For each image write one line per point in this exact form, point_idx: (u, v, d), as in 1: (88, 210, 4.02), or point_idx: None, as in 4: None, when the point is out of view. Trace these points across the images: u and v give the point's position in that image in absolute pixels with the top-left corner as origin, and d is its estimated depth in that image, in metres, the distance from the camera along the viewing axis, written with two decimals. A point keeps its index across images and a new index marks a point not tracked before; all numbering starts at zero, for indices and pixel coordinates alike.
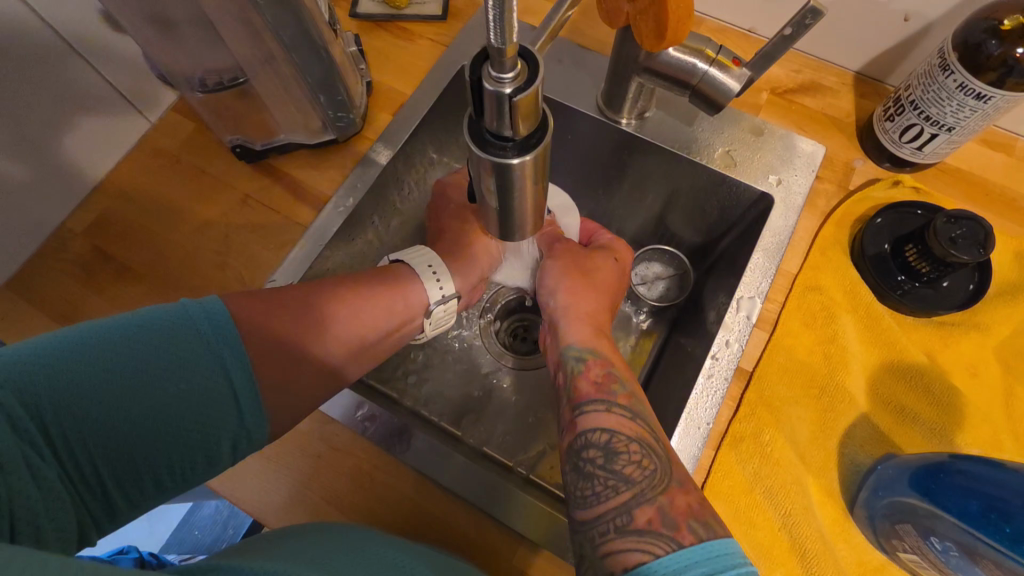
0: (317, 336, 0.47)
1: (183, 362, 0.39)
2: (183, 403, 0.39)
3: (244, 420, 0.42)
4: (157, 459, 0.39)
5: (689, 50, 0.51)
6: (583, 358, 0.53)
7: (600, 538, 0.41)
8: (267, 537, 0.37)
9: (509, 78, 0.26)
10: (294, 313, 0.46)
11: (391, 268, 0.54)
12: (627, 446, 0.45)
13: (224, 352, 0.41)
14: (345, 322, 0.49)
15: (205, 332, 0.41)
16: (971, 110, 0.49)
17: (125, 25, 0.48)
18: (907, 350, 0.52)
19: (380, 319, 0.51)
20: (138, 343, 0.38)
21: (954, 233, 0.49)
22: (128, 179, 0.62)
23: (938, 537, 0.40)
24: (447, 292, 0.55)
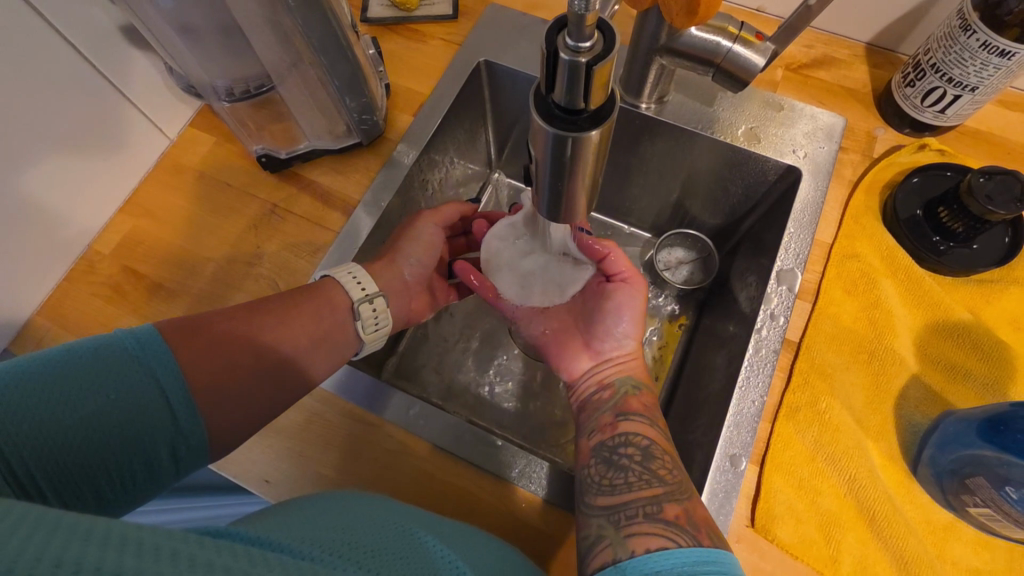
0: (263, 338, 0.47)
1: (114, 373, 0.38)
2: (117, 413, 0.38)
3: (184, 427, 0.41)
4: (96, 469, 0.37)
5: (713, 29, 0.51)
6: (636, 386, 0.53)
7: (625, 521, 0.40)
8: (319, 516, 0.35)
9: (586, 47, 0.26)
10: (214, 342, 0.44)
11: (323, 282, 0.53)
12: (664, 455, 0.45)
13: (158, 366, 0.40)
14: (286, 325, 0.48)
15: (137, 345, 0.39)
16: (995, 67, 0.50)
17: (150, 34, 0.47)
18: (952, 309, 0.53)
19: (324, 321, 0.50)
20: (68, 361, 0.37)
21: (989, 189, 0.49)
22: (152, 197, 0.61)
23: (1015, 487, 0.40)
24: (371, 292, 0.53)
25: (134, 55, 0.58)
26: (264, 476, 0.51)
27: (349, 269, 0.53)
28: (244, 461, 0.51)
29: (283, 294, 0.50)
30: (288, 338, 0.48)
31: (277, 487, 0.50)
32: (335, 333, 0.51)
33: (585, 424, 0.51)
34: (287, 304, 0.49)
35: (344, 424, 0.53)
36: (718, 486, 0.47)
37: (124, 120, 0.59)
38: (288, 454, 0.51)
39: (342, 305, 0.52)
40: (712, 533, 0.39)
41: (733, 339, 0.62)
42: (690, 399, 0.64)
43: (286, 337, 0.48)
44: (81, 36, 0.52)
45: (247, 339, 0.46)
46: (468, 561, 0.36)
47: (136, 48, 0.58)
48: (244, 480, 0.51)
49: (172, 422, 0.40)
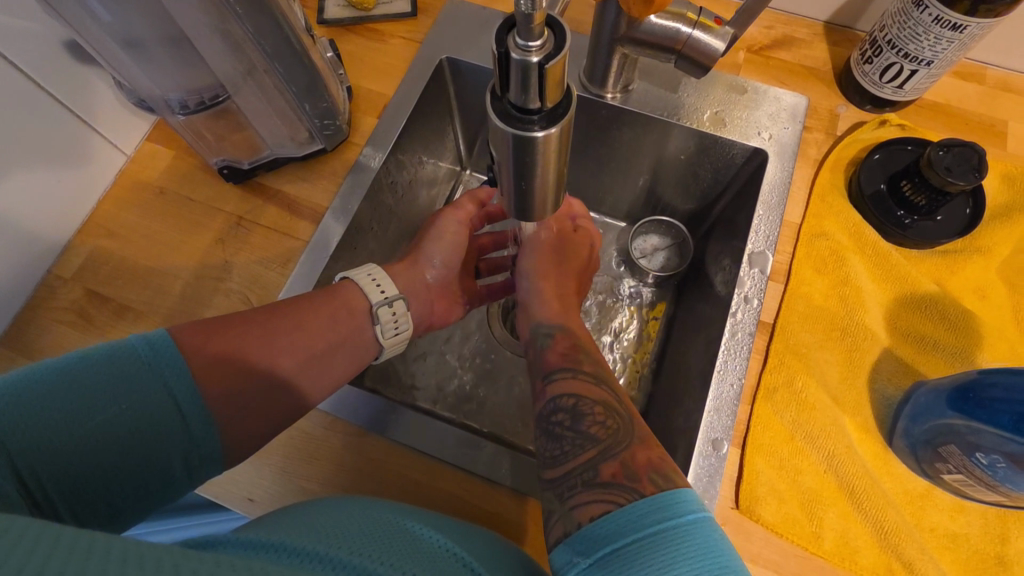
0: (281, 339, 0.46)
1: (127, 380, 0.38)
2: (128, 421, 0.37)
3: (196, 434, 0.40)
4: (108, 480, 0.37)
5: (671, 16, 0.51)
6: (550, 334, 0.56)
7: (568, 492, 0.41)
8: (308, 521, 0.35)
9: (535, 46, 0.26)
10: (231, 339, 0.44)
11: (342, 284, 0.52)
12: (592, 408, 0.46)
13: (170, 374, 0.39)
14: (304, 326, 0.48)
15: (148, 353, 0.39)
16: (948, 41, 0.51)
17: (93, 50, 0.46)
18: (918, 281, 0.54)
19: (342, 324, 0.50)
20: (82, 367, 0.37)
21: (948, 161, 0.50)
22: (113, 217, 0.59)
23: (984, 453, 0.41)
24: (391, 295, 0.53)
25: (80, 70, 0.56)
26: (247, 495, 0.50)
27: (370, 273, 0.53)
28: (226, 482, 0.50)
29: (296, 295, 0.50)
30: (306, 340, 0.47)
31: (262, 505, 0.50)
32: (353, 334, 0.51)
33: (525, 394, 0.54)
34: (307, 305, 0.49)
35: (326, 435, 0.52)
36: (702, 471, 0.48)
37: (76, 138, 0.57)
38: (271, 471, 0.50)
39: (362, 309, 0.52)
40: (654, 475, 0.39)
41: (710, 323, 0.62)
42: (673, 385, 0.65)
43: (305, 338, 0.47)
44: (22, 54, 0.50)
45: (265, 341, 0.46)
46: (478, 556, 0.37)
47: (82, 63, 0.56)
48: (228, 500, 0.50)
49: (185, 430, 0.40)
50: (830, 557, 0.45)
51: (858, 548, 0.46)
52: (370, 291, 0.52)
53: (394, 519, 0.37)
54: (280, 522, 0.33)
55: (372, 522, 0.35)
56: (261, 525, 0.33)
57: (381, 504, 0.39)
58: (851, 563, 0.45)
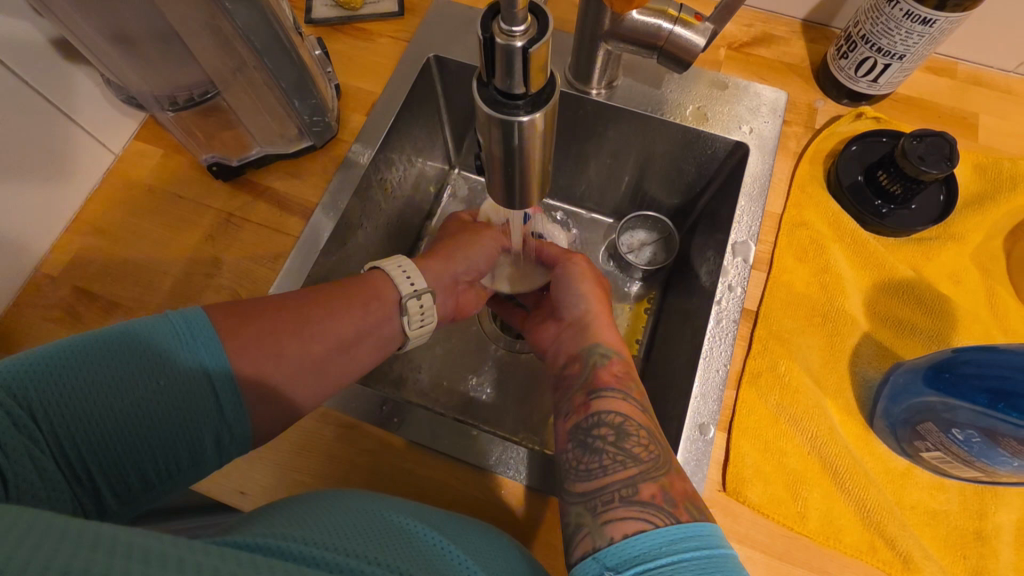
0: (314, 326, 0.45)
1: (166, 359, 0.39)
2: (165, 400, 0.38)
3: (228, 415, 0.41)
4: (144, 456, 0.38)
5: (653, 13, 0.52)
6: (607, 355, 0.52)
7: (602, 506, 0.41)
8: (302, 510, 0.35)
9: (519, 31, 0.27)
10: (265, 330, 0.43)
11: (374, 274, 0.51)
12: (637, 430, 0.45)
13: (204, 353, 0.40)
14: (336, 314, 0.46)
15: (188, 335, 0.40)
16: (919, 35, 0.53)
17: (82, 46, 0.46)
18: (896, 268, 0.55)
19: (374, 312, 0.49)
20: (124, 344, 0.38)
21: (921, 150, 0.52)
22: (101, 215, 0.59)
23: (960, 428, 0.42)
24: (420, 288, 0.51)
25: (68, 68, 0.56)
26: (239, 488, 0.50)
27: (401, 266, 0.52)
28: (217, 475, 0.50)
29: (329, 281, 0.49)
30: (338, 328, 0.46)
31: (253, 498, 0.50)
32: (384, 326, 0.49)
33: (560, 405, 0.51)
34: (341, 294, 0.48)
35: (317, 428, 0.52)
36: (690, 455, 0.49)
37: (65, 136, 0.57)
38: (262, 464, 0.51)
39: (388, 300, 0.50)
40: (689, 503, 0.40)
41: (696, 314, 0.63)
42: (661, 375, 0.66)
43: (338, 328, 0.46)
44: (10, 52, 0.50)
45: (297, 327, 0.45)
46: (478, 559, 0.38)
47: (70, 61, 0.56)
48: (218, 494, 0.50)
49: (218, 411, 0.41)
50: (815, 536, 0.46)
51: (842, 526, 0.47)
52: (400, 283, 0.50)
53: (385, 510, 0.37)
54: (263, 522, 0.33)
55: (358, 516, 0.35)
56: (255, 519, 0.34)
57: (371, 497, 0.39)
58: (835, 541, 0.46)
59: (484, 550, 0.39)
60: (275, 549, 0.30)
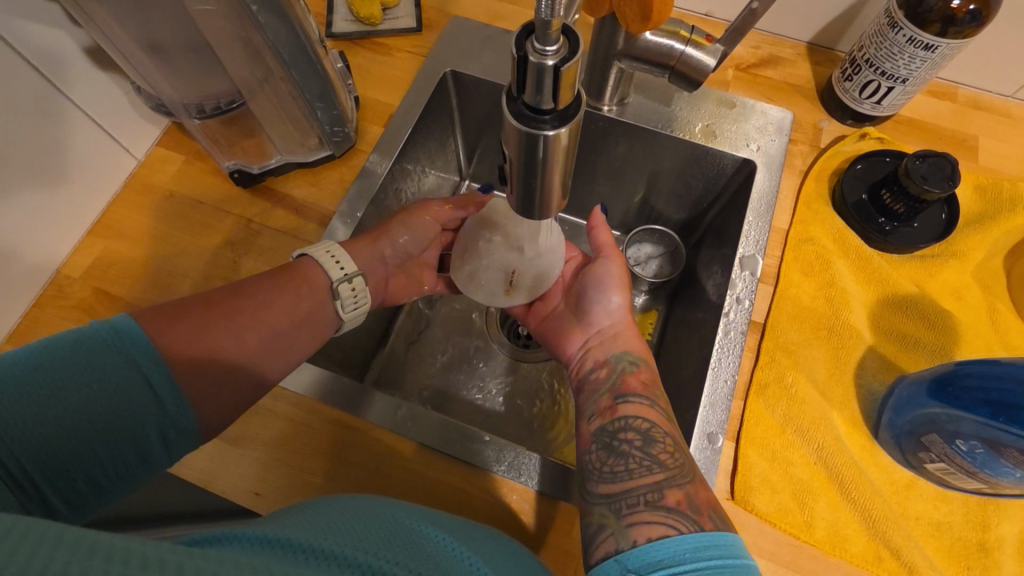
0: (247, 319, 0.46)
1: (97, 361, 0.37)
2: (100, 401, 0.37)
3: (167, 408, 0.39)
4: (89, 461, 0.37)
5: (665, 34, 0.54)
6: (634, 363, 0.53)
7: (627, 508, 0.42)
8: (324, 513, 0.36)
9: (551, 51, 0.28)
10: (192, 327, 0.42)
11: (303, 262, 0.51)
12: (664, 437, 0.46)
13: (138, 354, 0.38)
14: (268, 305, 0.47)
15: (117, 335, 0.38)
16: (921, 60, 0.55)
17: (115, 53, 0.48)
18: (899, 283, 0.57)
19: (306, 299, 0.49)
20: (52, 353, 0.36)
21: (924, 170, 0.53)
22: (123, 218, 0.61)
23: (964, 439, 0.43)
24: (351, 272, 0.53)
25: (97, 75, 0.57)
26: (253, 488, 0.51)
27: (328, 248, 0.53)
28: (232, 476, 0.51)
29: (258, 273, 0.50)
30: (271, 316, 0.47)
31: (268, 499, 0.50)
32: (319, 313, 0.50)
33: (584, 407, 0.52)
34: (272, 286, 0.48)
35: (332, 431, 0.53)
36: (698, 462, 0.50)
37: (91, 141, 0.58)
38: (278, 466, 0.51)
39: (321, 286, 0.51)
40: (712, 512, 0.41)
41: (703, 327, 0.65)
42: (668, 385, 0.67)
43: (269, 317, 0.47)
44: (43, 58, 0.52)
45: (229, 320, 0.45)
46: (485, 557, 0.38)
47: (99, 69, 0.57)
48: (234, 494, 0.50)
49: (158, 405, 0.39)
50: (821, 545, 0.47)
51: (848, 536, 0.48)
52: (330, 266, 0.51)
53: (403, 514, 0.38)
54: (283, 522, 0.34)
55: (376, 520, 0.36)
56: (275, 520, 0.34)
57: (382, 500, 0.40)
58: (841, 550, 0.47)
59: (490, 553, 0.39)
60: (300, 552, 0.30)
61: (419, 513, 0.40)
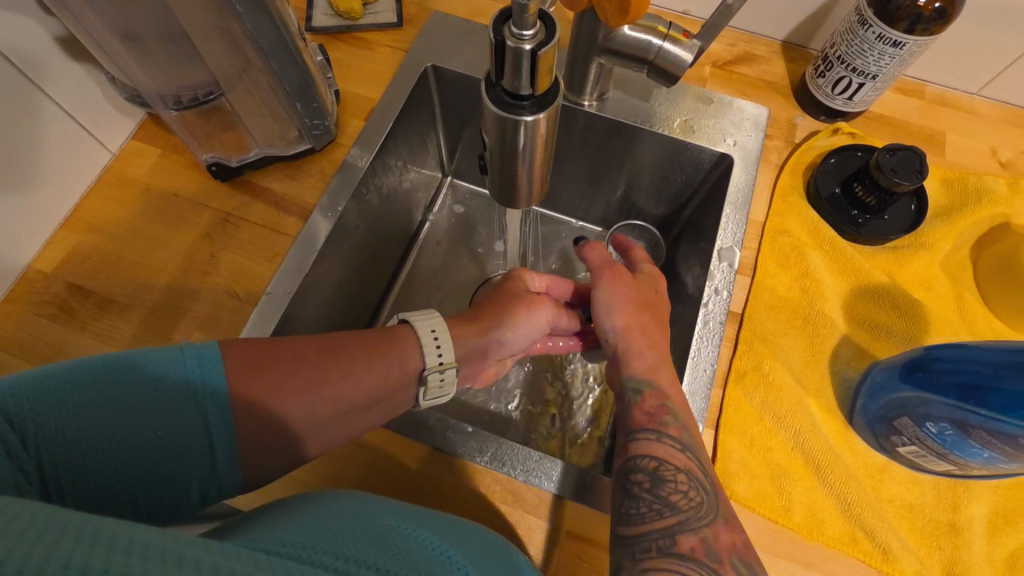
0: (324, 389, 0.41)
1: (167, 404, 0.36)
2: (157, 445, 0.36)
3: (220, 466, 0.38)
4: (122, 497, 0.36)
5: (644, 29, 0.55)
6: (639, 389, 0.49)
7: (641, 553, 0.41)
8: (310, 514, 0.35)
9: (528, 35, 0.28)
10: (271, 379, 0.39)
11: (402, 332, 0.47)
12: (675, 475, 0.44)
13: (210, 405, 0.37)
14: (351, 377, 0.43)
15: (196, 381, 0.37)
16: (890, 56, 0.56)
17: (88, 40, 0.47)
18: (871, 274, 0.58)
19: (388, 378, 0.44)
20: (131, 380, 0.36)
21: (894, 163, 0.55)
22: (96, 212, 0.60)
23: (934, 421, 0.44)
24: (447, 361, 0.47)
25: (69, 65, 0.56)
26: None
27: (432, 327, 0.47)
28: None
29: (352, 331, 0.45)
30: (349, 393, 0.42)
31: (249, 494, 0.50)
32: (395, 398, 0.46)
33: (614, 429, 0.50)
34: (361, 355, 0.44)
35: None
36: None
37: (63, 133, 0.57)
38: None
39: (411, 371, 0.46)
40: (736, 560, 0.40)
41: (682, 318, 0.65)
42: None
43: (347, 390, 0.42)
44: (14, 46, 0.51)
45: (310, 382, 0.41)
46: (467, 555, 0.38)
47: (71, 59, 0.56)
48: None
49: (210, 463, 0.38)
50: (799, 529, 0.48)
51: (824, 519, 0.49)
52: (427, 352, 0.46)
53: (390, 513, 0.37)
54: (269, 523, 0.33)
55: (361, 520, 0.35)
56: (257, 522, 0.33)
57: (375, 498, 0.40)
58: (818, 534, 0.48)
59: (475, 551, 0.39)
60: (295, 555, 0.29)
61: (402, 510, 0.39)
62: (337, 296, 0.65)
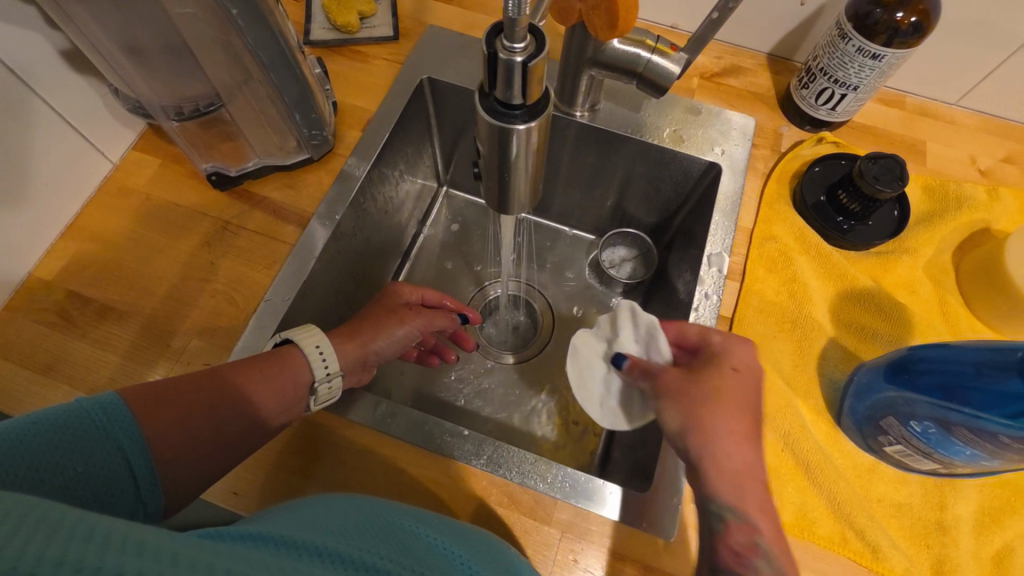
0: (220, 414, 0.45)
1: (79, 442, 0.36)
2: (82, 478, 0.36)
3: (144, 494, 0.39)
4: None
5: (633, 42, 0.57)
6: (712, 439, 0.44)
7: None
8: (309, 513, 0.36)
9: (519, 48, 0.30)
10: (171, 413, 0.43)
11: (290, 352, 0.51)
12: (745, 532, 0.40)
13: (122, 435, 0.39)
14: (250, 398, 0.47)
15: (102, 413, 0.39)
16: (871, 68, 0.58)
17: (92, 52, 0.49)
18: (856, 278, 0.60)
19: (284, 394, 0.49)
20: (40, 431, 0.35)
21: (876, 171, 0.57)
22: (97, 221, 0.60)
23: (917, 420, 0.46)
24: (333, 370, 0.52)
25: (73, 77, 0.57)
26: (232, 488, 0.50)
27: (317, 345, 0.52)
28: None
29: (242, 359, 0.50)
30: (248, 410, 0.47)
31: (246, 499, 0.50)
32: (290, 411, 0.50)
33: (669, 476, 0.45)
34: (256, 376, 0.48)
35: (311, 428, 0.53)
36: None
37: (65, 144, 0.58)
38: (256, 465, 0.51)
39: (303, 384, 0.50)
40: None
41: (673, 323, 0.67)
42: None
43: (245, 410, 0.47)
44: (18, 59, 0.52)
45: (209, 410, 0.45)
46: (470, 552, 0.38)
47: (74, 70, 0.57)
48: (209, 496, 0.50)
49: (134, 490, 0.39)
50: (790, 528, 0.49)
51: (816, 519, 0.50)
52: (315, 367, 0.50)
53: (391, 515, 0.38)
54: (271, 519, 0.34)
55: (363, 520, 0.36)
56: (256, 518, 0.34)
57: (369, 498, 0.41)
58: (809, 533, 0.49)
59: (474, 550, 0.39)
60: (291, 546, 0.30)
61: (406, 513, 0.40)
62: (335, 303, 0.66)
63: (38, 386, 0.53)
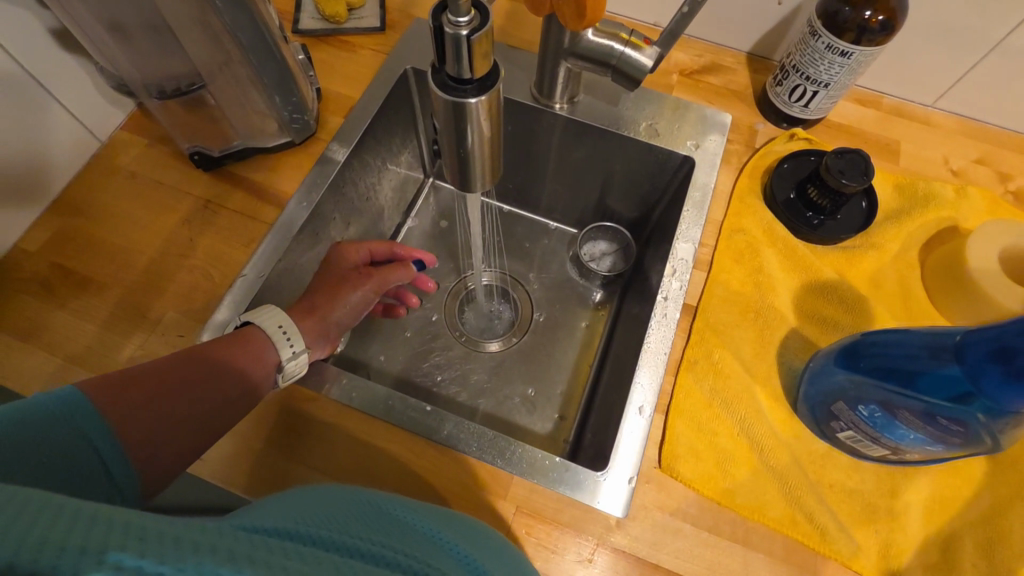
0: (185, 394, 0.47)
1: (46, 430, 0.38)
2: (57, 462, 0.37)
3: (118, 478, 0.41)
4: None
5: (606, 35, 0.59)
6: None
7: None
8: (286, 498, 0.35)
9: (464, 21, 0.31)
10: (136, 397, 0.44)
11: (254, 334, 0.52)
12: None
13: (87, 424, 0.40)
14: (214, 377, 0.48)
15: (64, 401, 0.40)
16: (839, 65, 0.59)
17: (79, 31, 0.51)
18: (822, 271, 0.61)
19: (250, 372, 0.50)
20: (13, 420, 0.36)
21: (841, 166, 0.58)
22: (84, 197, 0.62)
23: (865, 404, 0.47)
24: (298, 349, 0.53)
25: (64, 57, 0.59)
26: (199, 455, 0.52)
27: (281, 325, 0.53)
28: None
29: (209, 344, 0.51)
30: (214, 389, 0.48)
31: (212, 467, 0.52)
32: (258, 389, 0.51)
33: None
34: (220, 357, 0.49)
35: (279, 401, 0.55)
36: (629, 434, 0.53)
37: (55, 121, 0.60)
38: (223, 434, 0.53)
39: (268, 361, 0.52)
40: None
41: (644, 313, 0.68)
42: (614, 370, 0.69)
43: (210, 388, 0.48)
44: (11, 37, 0.54)
45: (173, 392, 0.46)
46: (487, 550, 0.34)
47: (66, 51, 0.59)
48: None
49: (108, 477, 0.40)
50: (741, 510, 0.50)
51: (768, 502, 0.50)
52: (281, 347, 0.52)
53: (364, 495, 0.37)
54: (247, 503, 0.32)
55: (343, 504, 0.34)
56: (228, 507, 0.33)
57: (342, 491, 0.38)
58: (759, 516, 0.50)
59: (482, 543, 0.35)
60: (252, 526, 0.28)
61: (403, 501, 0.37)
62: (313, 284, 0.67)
63: (18, 353, 0.54)
